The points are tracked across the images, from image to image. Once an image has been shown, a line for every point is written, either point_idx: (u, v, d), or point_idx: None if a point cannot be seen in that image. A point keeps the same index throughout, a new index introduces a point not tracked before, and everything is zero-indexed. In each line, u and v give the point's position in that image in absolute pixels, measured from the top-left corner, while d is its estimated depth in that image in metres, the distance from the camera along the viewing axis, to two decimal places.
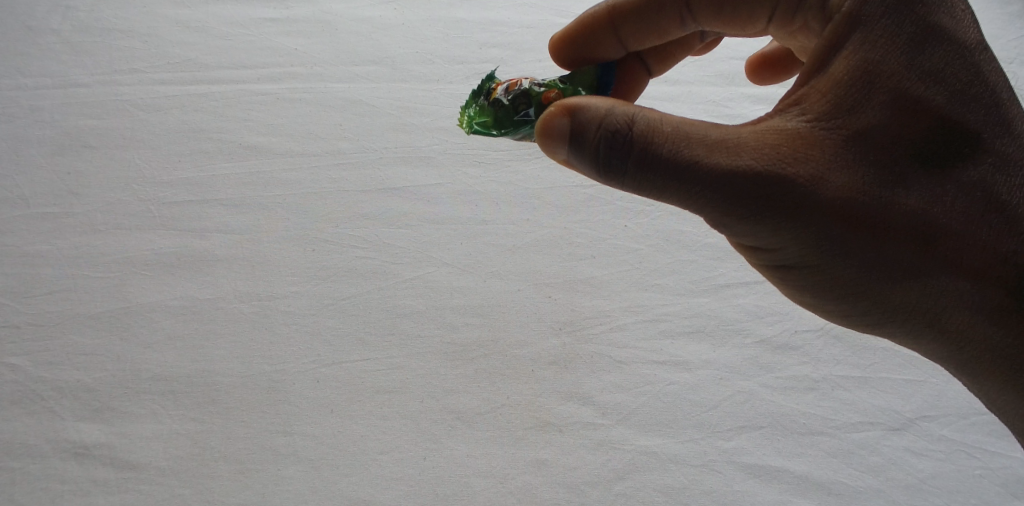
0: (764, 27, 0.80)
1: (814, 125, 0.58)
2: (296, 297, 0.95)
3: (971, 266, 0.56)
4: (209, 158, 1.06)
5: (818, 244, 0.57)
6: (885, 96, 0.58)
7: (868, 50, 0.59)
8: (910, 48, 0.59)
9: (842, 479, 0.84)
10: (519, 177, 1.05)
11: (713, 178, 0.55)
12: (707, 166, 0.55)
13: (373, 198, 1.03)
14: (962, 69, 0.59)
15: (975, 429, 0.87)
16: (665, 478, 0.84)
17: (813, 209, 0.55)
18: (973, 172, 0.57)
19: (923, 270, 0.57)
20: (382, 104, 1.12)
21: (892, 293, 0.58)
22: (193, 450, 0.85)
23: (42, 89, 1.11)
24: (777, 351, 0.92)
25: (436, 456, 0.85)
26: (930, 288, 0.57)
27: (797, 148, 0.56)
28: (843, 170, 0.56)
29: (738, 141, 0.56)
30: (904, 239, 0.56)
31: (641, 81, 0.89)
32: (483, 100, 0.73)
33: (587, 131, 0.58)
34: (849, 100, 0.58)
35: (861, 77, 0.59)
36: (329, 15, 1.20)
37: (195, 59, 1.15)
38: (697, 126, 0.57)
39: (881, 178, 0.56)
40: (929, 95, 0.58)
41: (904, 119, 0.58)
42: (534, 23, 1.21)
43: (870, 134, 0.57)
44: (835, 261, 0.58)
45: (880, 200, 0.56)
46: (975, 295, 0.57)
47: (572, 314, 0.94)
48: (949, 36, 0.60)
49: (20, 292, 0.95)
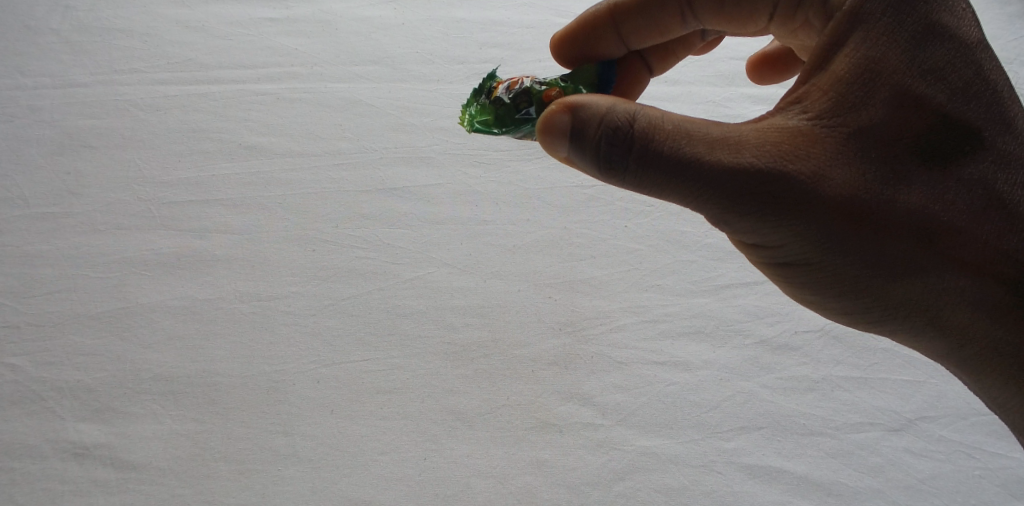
0: (765, 24, 0.80)
1: (815, 123, 0.58)
2: (296, 297, 0.95)
3: (972, 263, 0.56)
4: (209, 158, 1.06)
5: (819, 242, 0.57)
6: (886, 94, 0.58)
7: (869, 48, 0.59)
8: (911, 46, 0.59)
9: (842, 479, 0.84)
10: (519, 178, 1.05)
11: (714, 175, 0.55)
12: (708, 163, 0.55)
13: (373, 198, 1.03)
14: (964, 66, 0.59)
15: (975, 429, 0.87)
16: (665, 478, 0.85)
17: (814, 206, 0.55)
18: (975, 169, 0.57)
19: (924, 268, 0.57)
20: (382, 104, 1.12)
21: (893, 291, 0.59)
22: (193, 450, 0.85)
23: (42, 89, 1.11)
24: (777, 351, 0.92)
25: (436, 456, 0.85)
26: (932, 286, 0.57)
27: (797, 145, 0.56)
28: (844, 167, 0.56)
29: (738, 138, 0.57)
30: (905, 237, 0.56)
31: (640, 77, 0.89)
32: (483, 99, 0.73)
33: (588, 129, 0.58)
34: (850, 97, 0.58)
35: (862, 74, 0.59)
36: (329, 15, 1.20)
37: (195, 59, 1.15)
38: (698, 124, 0.57)
39: (882, 175, 0.56)
40: (931, 93, 0.58)
41: (905, 117, 0.58)
42: (534, 23, 1.21)
43: (871, 131, 0.57)
44: (836, 259, 0.58)
45: (881, 197, 0.56)
46: (976, 293, 0.57)
47: (573, 314, 0.94)
48: (950, 34, 0.60)
49: (20, 292, 0.95)
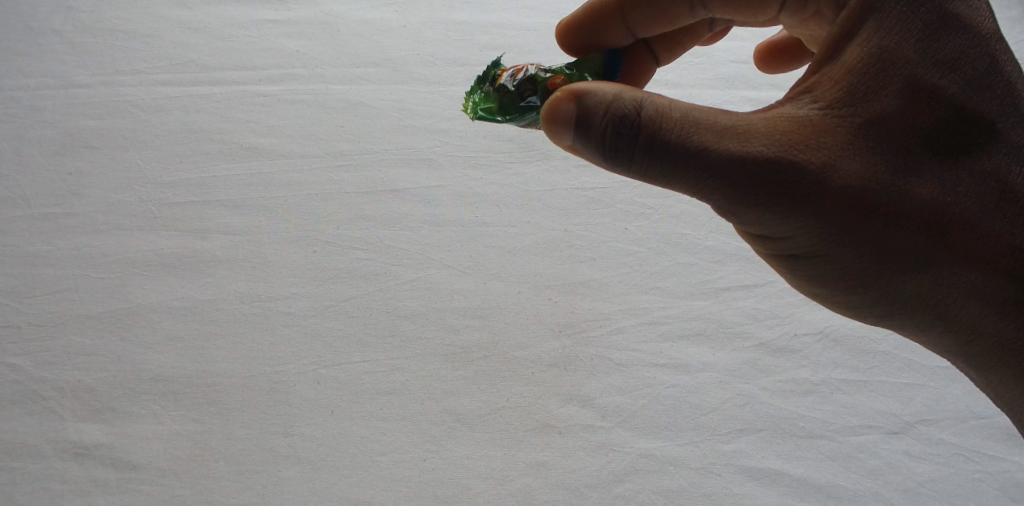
0: (774, 15, 0.81)
1: (826, 113, 0.58)
2: (297, 297, 0.95)
3: (983, 255, 0.56)
4: (210, 159, 1.07)
5: (827, 232, 0.57)
6: (898, 84, 0.58)
7: (882, 37, 0.60)
8: (926, 36, 0.59)
9: (841, 482, 0.85)
10: (519, 180, 1.06)
11: (723, 164, 0.56)
12: (716, 151, 0.56)
13: (374, 200, 1.04)
14: (978, 58, 0.59)
15: (975, 432, 0.87)
16: (664, 481, 0.84)
17: (823, 196, 0.56)
18: (987, 161, 0.57)
19: (934, 260, 0.57)
20: (382, 107, 1.12)
21: (901, 283, 0.59)
22: (192, 450, 0.85)
23: (42, 90, 1.11)
24: (777, 354, 0.92)
25: (435, 458, 0.86)
26: (941, 278, 0.58)
27: (807, 135, 0.57)
28: (853, 157, 0.56)
29: (747, 128, 0.57)
30: (915, 228, 0.56)
31: (646, 68, 0.89)
32: (488, 86, 0.72)
33: (594, 116, 0.58)
34: (862, 87, 0.58)
35: (874, 64, 0.59)
36: (331, 18, 1.20)
37: (197, 61, 1.15)
38: (707, 112, 0.58)
39: (893, 165, 0.56)
40: (943, 84, 0.58)
41: (916, 107, 0.58)
42: (535, 25, 1.22)
43: (883, 121, 0.57)
44: (845, 250, 0.58)
45: (891, 188, 0.56)
46: (986, 285, 0.57)
47: (572, 316, 0.94)
48: (964, 24, 0.60)
49: (20, 291, 0.95)
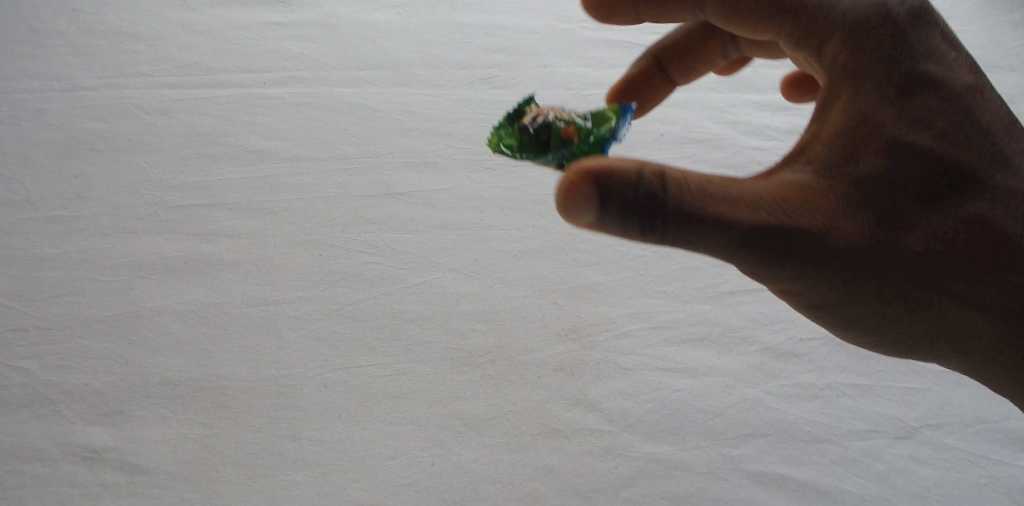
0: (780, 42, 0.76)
1: (821, 176, 0.58)
2: (304, 301, 0.95)
3: (978, 299, 0.58)
4: (215, 162, 1.07)
5: (833, 290, 0.58)
6: (888, 140, 0.59)
7: (863, 97, 0.60)
8: (906, 87, 0.60)
9: (846, 487, 0.85)
10: (524, 183, 1.08)
11: (734, 238, 0.55)
12: (729, 228, 0.55)
13: (380, 204, 1.04)
14: (959, 103, 0.60)
15: (980, 437, 0.87)
16: (672, 485, 0.84)
17: (828, 263, 0.57)
18: (977, 207, 0.58)
19: (933, 307, 0.59)
20: (387, 109, 1.14)
21: (905, 327, 0.61)
22: (201, 454, 0.85)
23: (46, 92, 1.11)
24: (782, 358, 0.92)
25: (442, 462, 0.86)
26: (941, 322, 0.60)
27: (808, 200, 0.57)
28: (854, 220, 0.57)
29: (754, 199, 0.56)
30: (915, 282, 0.58)
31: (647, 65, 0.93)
32: (514, 124, 0.73)
33: (615, 196, 0.53)
34: (851, 146, 0.59)
35: (860, 123, 0.60)
36: (334, 19, 1.24)
37: (201, 63, 1.17)
38: (713, 184, 0.56)
39: (891, 224, 0.57)
40: (931, 135, 0.59)
41: (909, 161, 0.58)
42: (535, 29, 1.27)
43: (879, 178, 0.58)
44: (849, 306, 0.60)
45: (890, 246, 0.57)
46: (984, 326, 0.59)
47: (578, 320, 0.95)
48: (939, 72, 0.61)
49: (27, 295, 0.95)
